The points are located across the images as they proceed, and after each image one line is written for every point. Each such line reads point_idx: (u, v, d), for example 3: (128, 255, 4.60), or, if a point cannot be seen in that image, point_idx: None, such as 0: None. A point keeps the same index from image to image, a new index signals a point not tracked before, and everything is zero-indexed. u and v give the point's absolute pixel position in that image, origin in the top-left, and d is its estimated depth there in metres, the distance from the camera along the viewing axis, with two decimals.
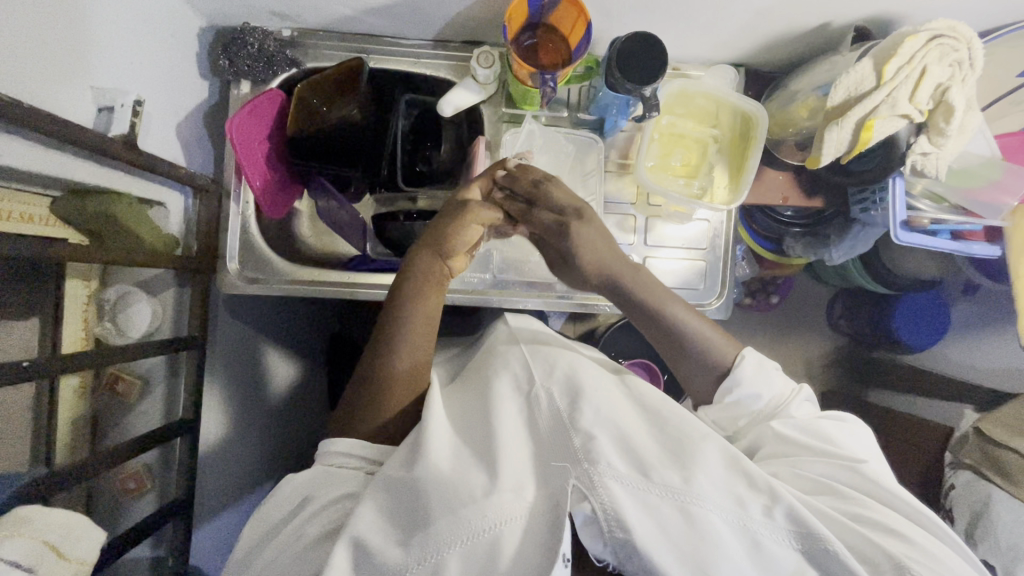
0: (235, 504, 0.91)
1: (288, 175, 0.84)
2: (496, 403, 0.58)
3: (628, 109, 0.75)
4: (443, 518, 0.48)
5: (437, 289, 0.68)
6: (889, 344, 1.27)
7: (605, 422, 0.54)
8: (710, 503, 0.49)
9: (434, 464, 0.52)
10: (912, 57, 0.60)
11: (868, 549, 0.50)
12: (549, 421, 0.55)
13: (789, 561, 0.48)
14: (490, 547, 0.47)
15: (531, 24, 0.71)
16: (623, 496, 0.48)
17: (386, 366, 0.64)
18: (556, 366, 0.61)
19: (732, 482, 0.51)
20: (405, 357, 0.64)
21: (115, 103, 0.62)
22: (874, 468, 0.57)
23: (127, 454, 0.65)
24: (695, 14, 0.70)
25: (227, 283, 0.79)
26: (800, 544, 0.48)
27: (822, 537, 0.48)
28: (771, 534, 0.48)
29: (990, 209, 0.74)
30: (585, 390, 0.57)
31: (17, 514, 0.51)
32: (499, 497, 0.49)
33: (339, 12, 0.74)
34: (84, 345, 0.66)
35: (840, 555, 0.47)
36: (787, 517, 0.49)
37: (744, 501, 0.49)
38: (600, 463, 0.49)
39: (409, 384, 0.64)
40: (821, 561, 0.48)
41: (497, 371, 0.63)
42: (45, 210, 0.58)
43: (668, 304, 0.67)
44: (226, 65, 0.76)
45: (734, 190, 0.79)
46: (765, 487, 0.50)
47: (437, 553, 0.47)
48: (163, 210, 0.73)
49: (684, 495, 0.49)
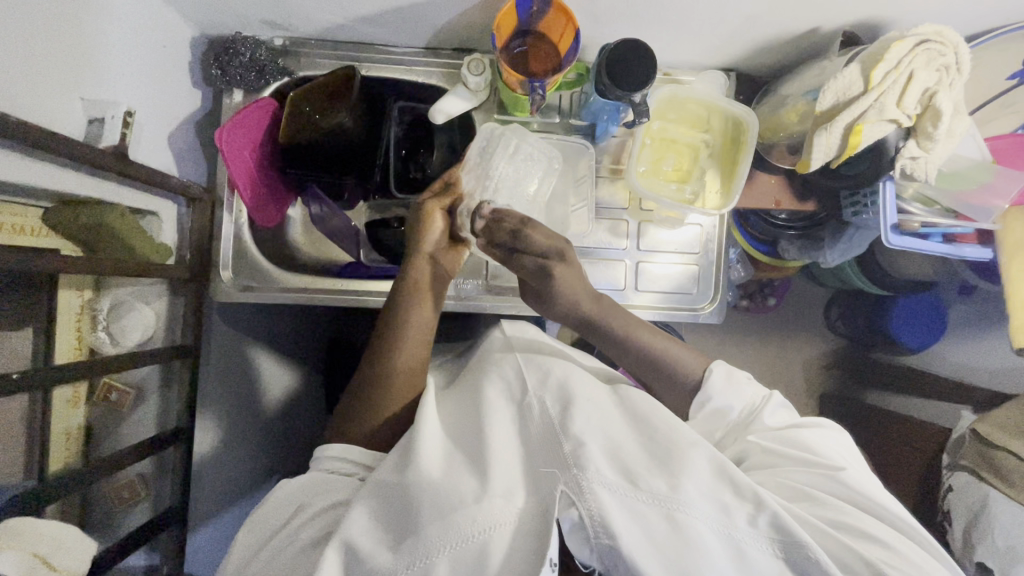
0: (232, 509, 0.91)
1: (283, 183, 0.84)
2: (486, 412, 0.58)
3: (619, 115, 0.76)
4: (433, 523, 0.49)
5: (427, 294, 0.70)
6: (887, 346, 1.27)
7: (594, 430, 0.54)
8: (696, 510, 0.49)
9: (425, 470, 0.52)
10: (899, 62, 0.60)
11: (847, 558, 0.50)
12: (542, 429, 0.55)
13: (770, 568, 0.48)
14: (479, 553, 0.47)
15: (521, 31, 0.71)
16: (611, 503, 0.49)
17: (385, 365, 0.66)
18: (551, 373, 0.61)
19: (719, 489, 0.50)
20: (407, 357, 0.67)
21: (106, 113, 0.63)
22: (853, 476, 0.57)
23: (119, 463, 0.65)
24: (684, 20, 0.70)
25: (221, 291, 0.79)
26: (783, 551, 0.48)
27: (805, 544, 0.48)
28: (753, 541, 0.49)
29: (983, 212, 0.75)
30: (576, 398, 0.57)
31: (6, 524, 0.50)
32: (490, 502, 0.49)
33: (330, 21, 0.74)
34: (77, 356, 0.66)
35: (822, 563, 0.47)
36: (772, 525, 0.49)
37: (729, 508, 0.50)
38: (590, 470, 0.50)
39: (406, 389, 0.65)
40: (806, 569, 0.48)
41: (490, 380, 0.63)
42: (37, 221, 0.60)
43: (632, 329, 0.70)
44: (219, 75, 0.77)
45: (725, 195, 0.79)
46: (751, 494, 0.50)
47: (426, 558, 0.48)
48: (157, 220, 0.74)
49: (671, 502, 0.49)
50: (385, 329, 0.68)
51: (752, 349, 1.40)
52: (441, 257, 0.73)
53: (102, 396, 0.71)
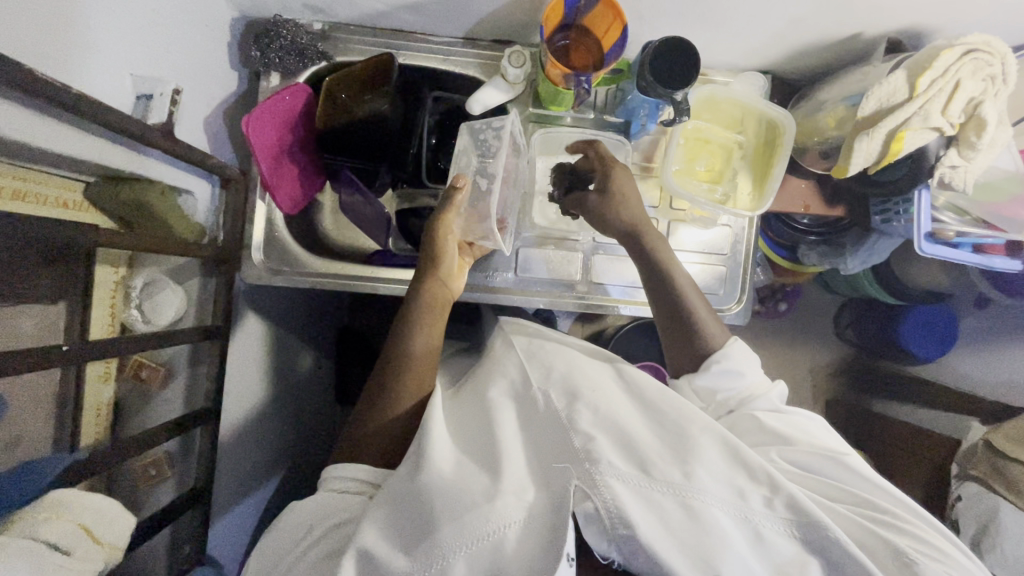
0: (251, 495, 0.91)
1: (314, 167, 0.85)
2: (497, 410, 0.59)
3: (658, 111, 0.75)
4: (448, 524, 0.49)
5: (444, 310, 0.71)
6: (895, 355, 1.29)
7: (605, 422, 0.55)
8: (711, 498, 0.49)
9: (437, 471, 0.53)
10: (946, 70, 0.60)
11: (857, 532, 0.52)
12: (546, 420, 0.57)
13: (788, 550, 0.49)
14: (495, 549, 0.48)
15: (564, 25, 0.71)
16: (625, 494, 0.49)
17: (403, 347, 0.67)
18: (554, 368, 0.62)
19: (733, 475, 0.52)
20: (422, 341, 0.68)
21: (154, 91, 0.62)
22: (856, 460, 0.58)
23: (151, 440, 0.65)
24: (728, 20, 0.70)
25: (251, 274, 0.80)
26: (802, 534, 0.49)
27: (824, 525, 0.49)
28: (771, 525, 0.50)
29: (1012, 223, 0.74)
30: (583, 391, 0.58)
31: (48, 496, 0.50)
32: (502, 501, 0.49)
33: (373, 8, 0.74)
34: (111, 333, 0.67)
35: (841, 541, 0.48)
36: (788, 507, 0.50)
37: (745, 493, 0.50)
38: (602, 463, 0.50)
39: (422, 376, 0.67)
40: (824, 549, 0.49)
41: (494, 376, 0.64)
42: (79, 195, 0.60)
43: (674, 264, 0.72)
44: (257, 57, 0.76)
45: (757, 198, 0.80)
46: (766, 478, 0.51)
47: (444, 558, 0.48)
48: (192, 199, 0.72)
49: (685, 489, 0.49)
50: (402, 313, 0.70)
51: (762, 354, 1.41)
52: (453, 277, 0.73)
53: (132, 372, 0.71)
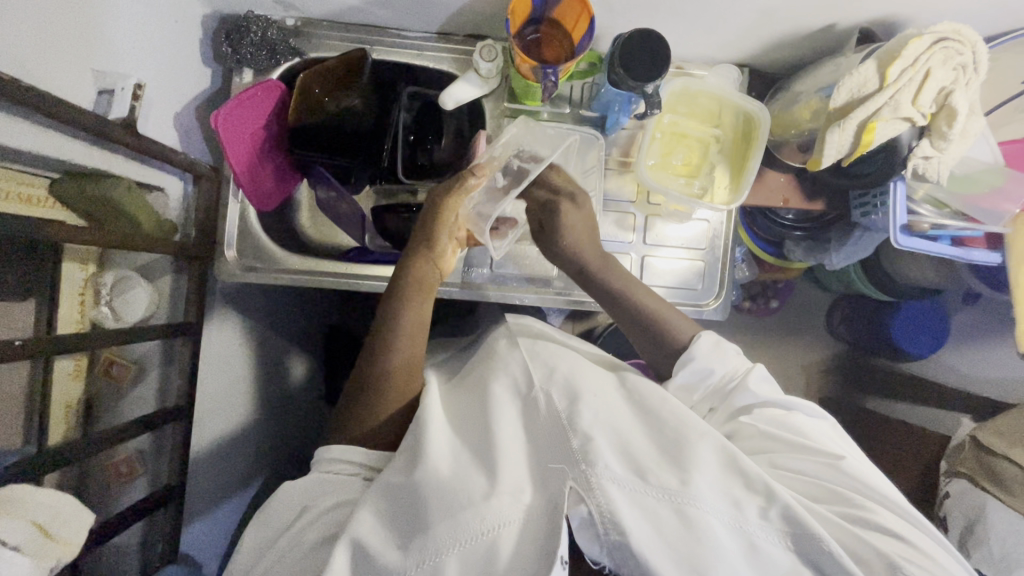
0: (232, 496, 0.90)
1: (289, 163, 0.84)
2: (495, 407, 0.58)
3: (630, 106, 0.75)
4: (442, 521, 0.48)
5: (430, 291, 0.71)
6: (886, 351, 1.27)
7: (602, 424, 0.54)
8: (707, 505, 0.48)
9: (434, 468, 0.52)
10: (916, 60, 0.60)
11: (853, 544, 0.49)
12: (549, 422, 0.55)
13: (783, 563, 0.47)
14: (489, 550, 0.47)
15: (534, 19, 0.71)
16: (620, 498, 0.48)
17: (382, 362, 0.65)
18: (556, 368, 0.62)
19: (729, 484, 0.50)
20: (402, 353, 0.66)
21: (115, 86, 0.62)
22: (853, 465, 0.56)
23: (118, 438, 0.64)
24: (699, 12, 0.69)
25: (225, 271, 0.79)
26: (795, 545, 0.48)
27: (819, 537, 0.47)
28: (765, 535, 0.48)
29: (992, 215, 0.74)
30: (584, 393, 0.57)
31: (1, 492, 0.50)
32: (498, 500, 0.49)
33: (344, 3, 0.74)
34: (80, 329, 0.67)
35: (837, 556, 0.46)
36: (784, 518, 0.48)
37: (741, 503, 0.49)
38: (598, 465, 0.49)
39: (400, 388, 0.65)
40: (817, 561, 0.47)
41: (496, 375, 0.63)
42: (43, 191, 0.60)
43: (631, 285, 0.72)
44: (229, 53, 0.76)
45: (734, 192, 0.78)
46: (762, 488, 0.50)
47: (436, 556, 0.47)
48: (162, 195, 0.73)
49: (680, 496, 0.48)
50: (382, 324, 0.67)
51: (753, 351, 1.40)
52: (442, 256, 0.73)
53: (103, 369, 0.71)
